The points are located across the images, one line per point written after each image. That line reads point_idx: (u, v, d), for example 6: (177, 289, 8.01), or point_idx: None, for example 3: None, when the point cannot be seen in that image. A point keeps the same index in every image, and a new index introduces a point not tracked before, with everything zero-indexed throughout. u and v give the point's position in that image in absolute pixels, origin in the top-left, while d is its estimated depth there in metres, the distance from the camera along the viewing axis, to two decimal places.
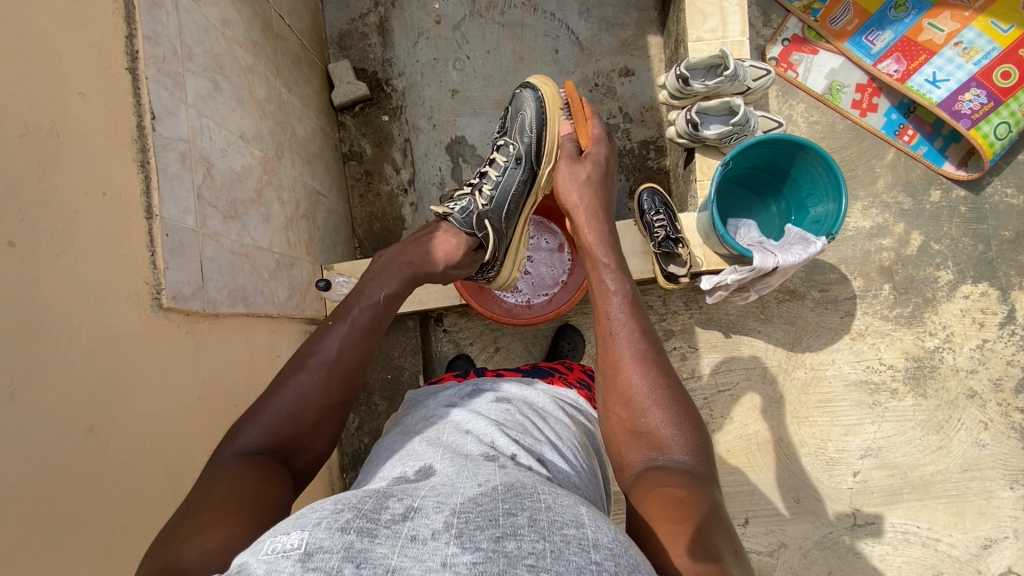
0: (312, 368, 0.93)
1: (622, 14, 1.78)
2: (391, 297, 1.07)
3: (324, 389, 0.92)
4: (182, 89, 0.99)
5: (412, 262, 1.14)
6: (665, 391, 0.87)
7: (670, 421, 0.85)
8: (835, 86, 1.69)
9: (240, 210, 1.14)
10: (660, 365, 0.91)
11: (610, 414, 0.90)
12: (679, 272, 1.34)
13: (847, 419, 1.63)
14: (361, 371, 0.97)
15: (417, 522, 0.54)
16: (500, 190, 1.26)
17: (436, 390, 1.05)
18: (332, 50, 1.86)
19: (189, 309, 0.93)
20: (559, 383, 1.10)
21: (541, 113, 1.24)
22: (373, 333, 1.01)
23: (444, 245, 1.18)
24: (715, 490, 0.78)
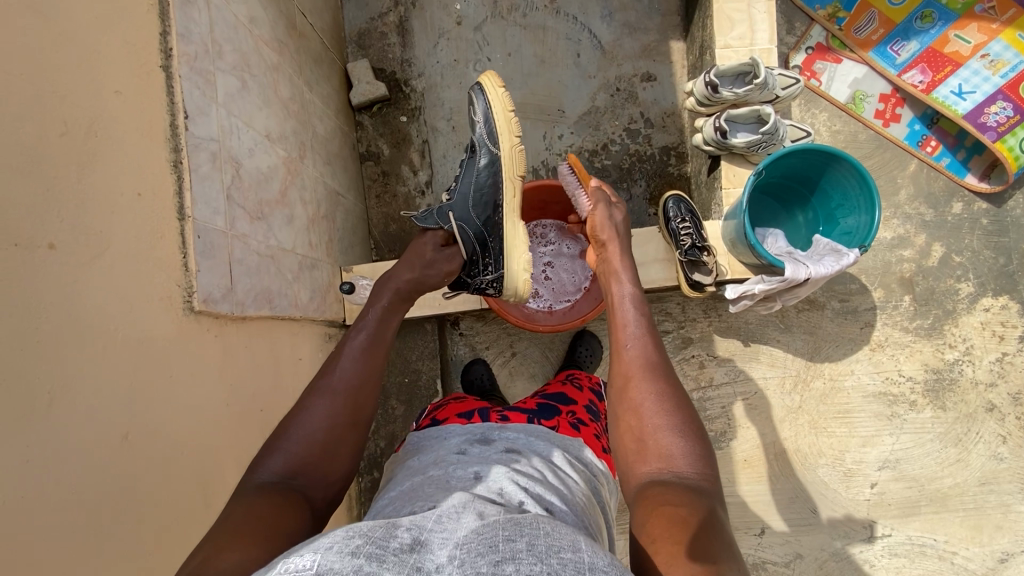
0: (321, 392, 0.95)
1: (645, 18, 1.77)
2: (384, 313, 1.10)
3: (335, 410, 0.93)
4: (213, 88, 0.97)
5: (395, 280, 1.15)
6: (670, 408, 0.87)
7: (677, 436, 0.84)
8: (858, 96, 1.69)
9: (266, 211, 1.12)
10: (664, 378, 0.92)
11: (620, 433, 0.90)
12: (704, 280, 1.33)
13: (865, 430, 1.62)
14: (370, 388, 0.99)
15: (423, 555, 0.53)
16: (464, 184, 1.21)
17: (436, 434, 0.95)
18: (350, 49, 1.84)
19: (219, 313, 0.91)
20: (569, 428, 1.01)
21: (483, 105, 1.19)
22: (375, 348, 1.04)
23: (418, 253, 1.18)
24: (721, 510, 0.76)
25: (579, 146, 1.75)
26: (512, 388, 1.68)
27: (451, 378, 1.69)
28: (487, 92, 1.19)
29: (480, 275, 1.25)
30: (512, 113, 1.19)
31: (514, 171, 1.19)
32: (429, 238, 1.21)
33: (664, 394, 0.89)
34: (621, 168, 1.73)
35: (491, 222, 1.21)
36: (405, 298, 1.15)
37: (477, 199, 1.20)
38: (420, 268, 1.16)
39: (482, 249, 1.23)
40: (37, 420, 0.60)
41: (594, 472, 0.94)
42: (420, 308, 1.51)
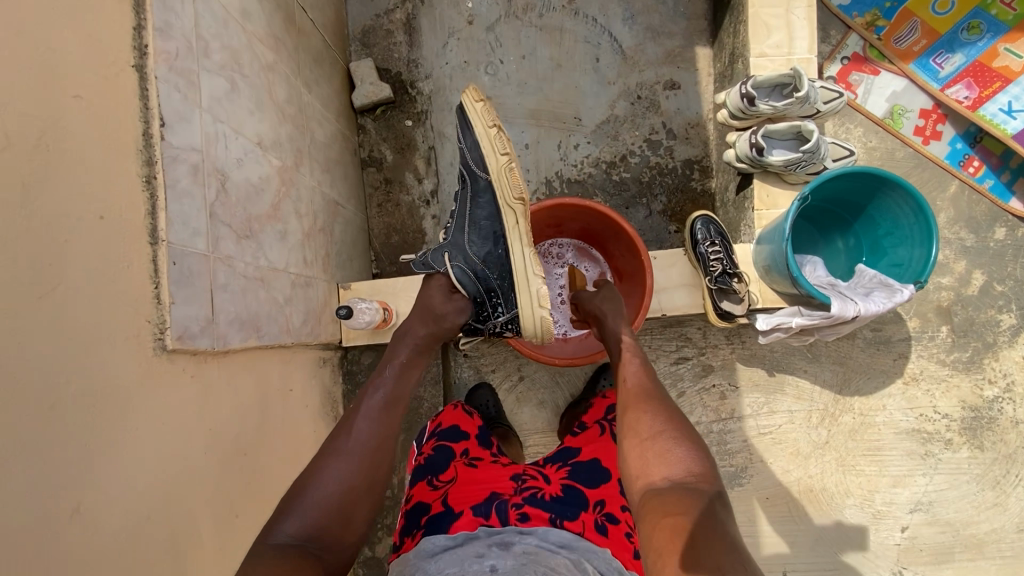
0: (338, 453, 0.91)
1: (669, 22, 1.65)
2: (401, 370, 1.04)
3: (351, 472, 0.90)
4: (196, 90, 0.85)
5: (411, 336, 1.08)
6: (666, 421, 0.86)
7: (680, 446, 0.82)
8: (897, 111, 1.58)
9: (256, 228, 1.00)
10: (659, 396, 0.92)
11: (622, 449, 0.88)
12: (734, 310, 1.23)
13: (897, 470, 1.51)
14: (387, 448, 0.96)
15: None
16: (462, 217, 1.12)
17: (447, 542, 0.88)
18: (353, 47, 1.73)
19: (197, 349, 0.79)
20: (591, 528, 0.94)
21: (465, 128, 1.09)
22: (392, 409, 1.00)
23: (430, 305, 1.11)
24: (728, 518, 0.73)
25: (596, 157, 1.63)
26: (519, 415, 1.56)
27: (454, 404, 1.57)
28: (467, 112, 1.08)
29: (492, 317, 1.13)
30: (495, 126, 1.07)
31: (511, 191, 1.06)
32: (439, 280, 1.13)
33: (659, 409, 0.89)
34: (640, 181, 1.62)
35: (490, 258, 1.10)
36: (422, 352, 1.09)
37: (477, 233, 1.10)
38: (434, 323, 1.10)
39: (489, 287, 1.11)
40: None
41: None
42: None
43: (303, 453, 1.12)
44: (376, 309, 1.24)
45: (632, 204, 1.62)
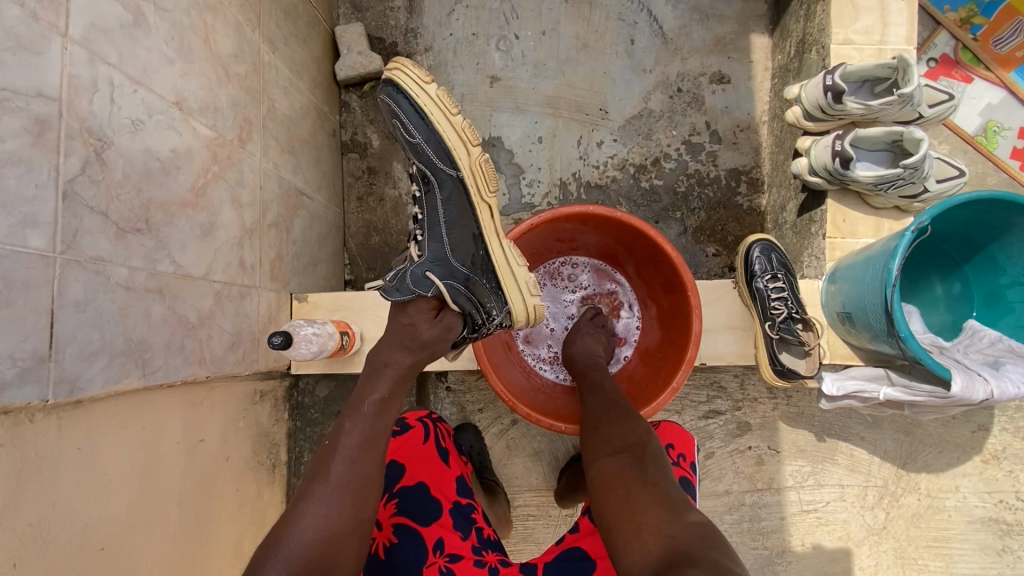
0: (315, 500, 0.71)
1: (721, 3, 1.37)
2: (382, 405, 0.78)
3: (335, 520, 0.70)
4: (59, 11, 0.57)
5: (394, 365, 0.81)
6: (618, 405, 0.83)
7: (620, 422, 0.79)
8: (991, 127, 1.30)
9: (160, 219, 0.72)
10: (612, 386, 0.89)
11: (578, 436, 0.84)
12: (797, 366, 0.95)
13: (967, 567, 1.23)
14: (376, 486, 0.75)
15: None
16: (430, 218, 0.85)
17: None
18: (341, 9, 1.45)
19: (9, 404, 0.52)
20: None
21: (412, 113, 0.79)
22: (376, 445, 0.76)
23: (414, 330, 0.82)
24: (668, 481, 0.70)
25: (623, 158, 1.35)
26: (509, 466, 1.28)
27: None
28: (407, 91, 0.79)
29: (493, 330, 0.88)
30: (435, 85, 0.80)
31: (486, 188, 0.83)
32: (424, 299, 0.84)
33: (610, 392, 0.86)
34: (674, 192, 1.34)
35: (481, 259, 0.84)
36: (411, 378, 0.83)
37: (456, 232, 0.84)
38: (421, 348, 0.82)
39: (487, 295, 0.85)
40: None
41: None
42: None
43: (214, 524, 0.84)
44: (330, 333, 0.96)
45: (663, 219, 1.33)
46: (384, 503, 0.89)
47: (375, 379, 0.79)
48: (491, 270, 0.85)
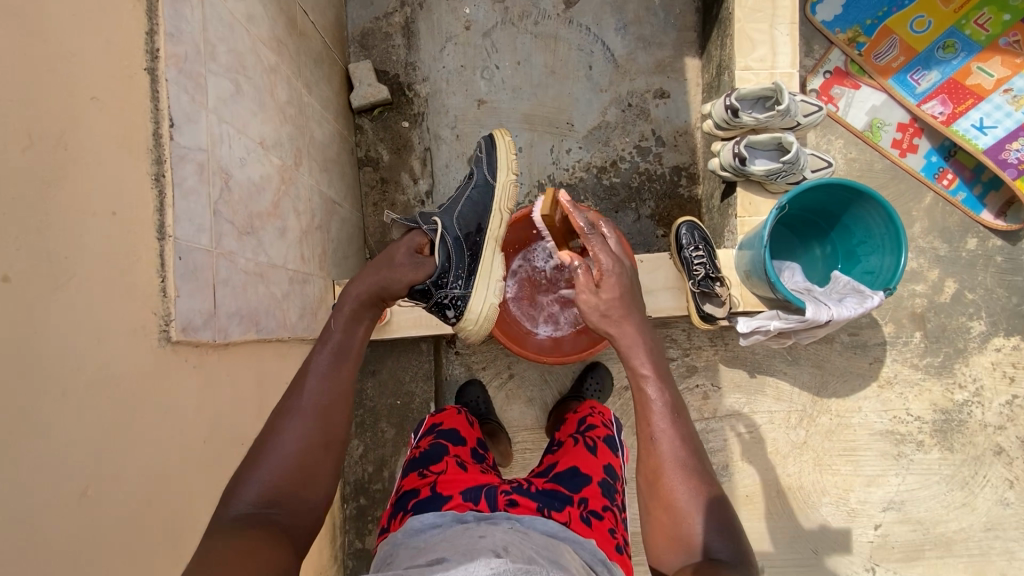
0: (292, 413, 0.87)
1: (660, 33, 1.71)
2: (347, 324, 0.98)
3: (308, 431, 0.86)
4: (203, 92, 0.89)
5: (359, 288, 1.02)
6: (699, 490, 0.82)
7: (713, 528, 0.79)
8: (876, 124, 1.64)
9: (256, 225, 1.04)
10: (698, 467, 0.84)
11: (651, 518, 0.83)
12: (716, 312, 1.28)
13: (871, 469, 1.56)
14: (344, 402, 0.91)
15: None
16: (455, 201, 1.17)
17: (440, 520, 0.86)
18: (352, 49, 1.76)
19: (199, 341, 0.83)
20: (579, 521, 0.90)
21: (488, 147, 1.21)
22: (342, 363, 0.95)
23: (388, 256, 1.05)
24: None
25: (587, 162, 1.68)
26: (508, 412, 1.60)
27: (444, 400, 1.61)
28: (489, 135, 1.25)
29: (447, 287, 1.08)
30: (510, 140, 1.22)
31: (505, 201, 1.17)
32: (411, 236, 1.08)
33: (689, 469, 0.84)
34: (629, 187, 1.67)
35: (473, 240, 1.13)
36: (375, 303, 1.02)
37: (465, 214, 1.14)
38: (385, 270, 1.03)
39: (459, 257, 1.10)
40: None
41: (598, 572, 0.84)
42: (416, 327, 1.43)
43: None
44: None
45: (621, 209, 1.67)
46: (422, 438, 1.11)
47: (343, 303, 1.00)
48: (473, 249, 1.12)
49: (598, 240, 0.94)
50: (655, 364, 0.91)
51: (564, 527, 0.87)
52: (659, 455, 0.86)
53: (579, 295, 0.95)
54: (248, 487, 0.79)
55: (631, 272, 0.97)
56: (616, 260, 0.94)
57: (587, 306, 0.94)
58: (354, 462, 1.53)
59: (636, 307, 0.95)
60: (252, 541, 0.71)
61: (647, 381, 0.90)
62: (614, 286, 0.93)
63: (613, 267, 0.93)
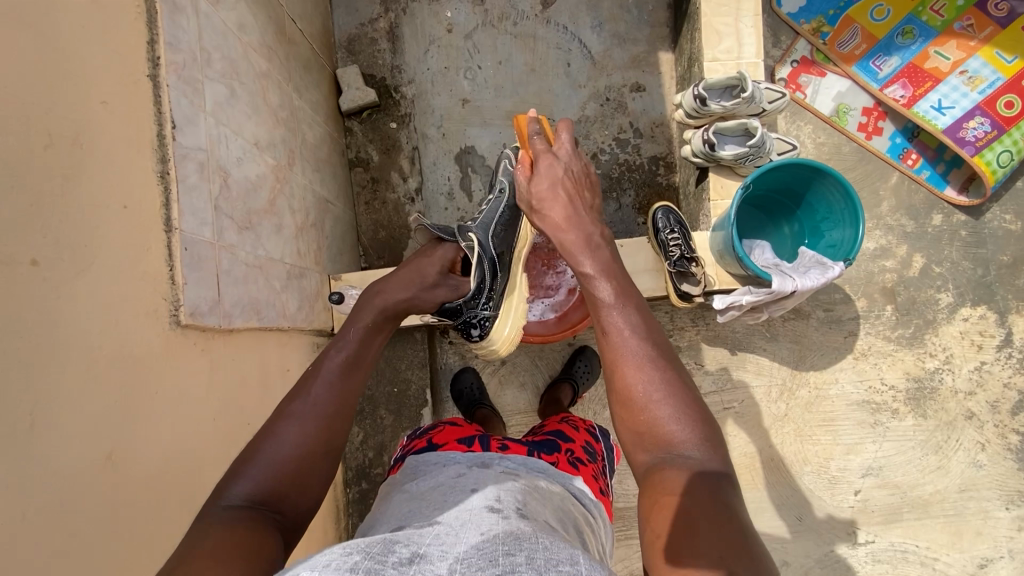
0: (292, 416, 0.86)
1: (634, 29, 1.78)
2: (364, 333, 1.00)
3: (308, 436, 0.84)
4: (201, 97, 0.95)
5: (383, 297, 1.06)
6: (667, 386, 0.83)
7: (676, 416, 0.80)
8: (842, 109, 1.72)
9: (255, 221, 1.11)
10: (662, 361, 0.86)
11: (617, 414, 0.86)
12: (693, 291, 1.35)
13: (849, 438, 1.64)
14: (345, 417, 0.91)
15: (420, 567, 0.58)
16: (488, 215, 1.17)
17: (443, 459, 0.92)
18: (339, 54, 1.83)
19: (205, 326, 0.89)
20: (566, 465, 0.98)
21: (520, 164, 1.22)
22: (354, 372, 0.95)
23: (421, 272, 1.11)
24: (735, 494, 0.72)
25: None
26: (502, 397, 1.67)
27: (440, 387, 1.67)
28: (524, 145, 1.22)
29: (477, 308, 1.14)
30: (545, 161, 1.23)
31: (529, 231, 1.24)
32: (443, 250, 1.14)
33: (651, 361, 0.85)
34: (610, 177, 1.74)
35: (503, 261, 1.17)
36: (390, 317, 1.05)
37: (498, 233, 1.16)
38: (415, 288, 1.08)
39: (492, 278, 1.13)
40: (24, 439, 0.59)
41: (585, 505, 0.91)
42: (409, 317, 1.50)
43: None
44: None
45: (603, 199, 1.74)
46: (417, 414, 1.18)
47: (361, 313, 1.02)
48: (505, 270, 1.18)
49: (538, 142, 1.14)
50: (600, 263, 0.98)
51: (553, 467, 0.95)
52: (619, 351, 0.87)
53: (521, 190, 1.13)
54: (239, 482, 0.77)
55: (570, 164, 1.12)
56: (553, 156, 1.11)
57: (526, 201, 1.11)
58: (355, 449, 1.60)
59: (570, 194, 1.08)
60: (243, 526, 0.70)
61: (594, 279, 0.96)
62: (545, 177, 1.09)
63: (552, 161, 1.11)
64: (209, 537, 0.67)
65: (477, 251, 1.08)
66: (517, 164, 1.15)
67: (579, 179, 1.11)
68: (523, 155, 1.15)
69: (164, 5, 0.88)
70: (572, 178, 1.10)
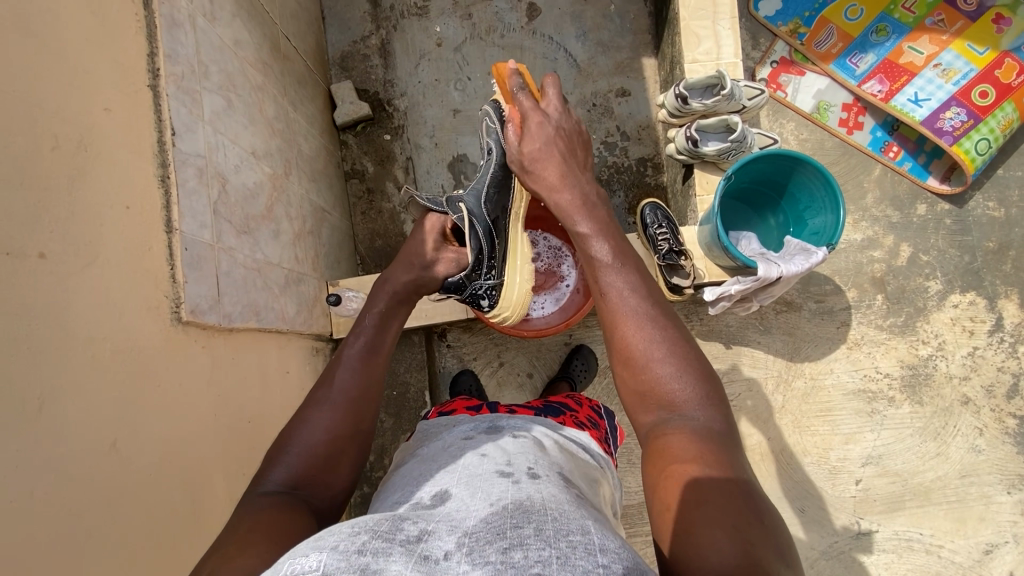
0: (320, 404, 0.92)
1: (617, 37, 1.84)
2: (380, 321, 1.06)
3: (336, 421, 0.90)
4: (199, 106, 1.00)
5: (393, 284, 1.11)
6: (667, 343, 0.85)
7: (676, 374, 0.83)
8: (823, 106, 1.77)
9: (253, 226, 1.14)
10: (661, 317, 0.88)
11: (621, 373, 0.88)
12: (683, 283, 1.39)
13: (848, 427, 1.65)
14: (371, 400, 0.96)
15: (429, 544, 0.55)
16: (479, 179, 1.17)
17: (450, 421, 0.99)
18: (333, 71, 1.89)
19: (206, 323, 0.92)
20: (572, 423, 1.05)
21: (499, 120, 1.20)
22: (373, 358, 1.01)
23: (416, 252, 1.14)
24: (737, 453, 0.74)
25: None
26: (501, 398, 1.68)
27: (439, 391, 1.69)
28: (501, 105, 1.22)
29: (480, 279, 1.14)
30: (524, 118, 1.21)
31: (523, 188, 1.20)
32: (433, 221, 1.18)
33: (651, 319, 0.87)
34: (600, 179, 1.79)
35: (500, 225, 1.15)
36: (403, 303, 1.11)
37: (491, 199, 1.16)
38: (418, 270, 1.13)
39: (490, 247, 1.13)
40: (30, 421, 0.63)
41: (592, 455, 0.98)
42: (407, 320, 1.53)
43: None
44: None
45: None
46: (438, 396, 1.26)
47: (376, 300, 1.09)
48: (502, 236, 1.16)
49: (524, 99, 1.13)
50: (596, 222, 1.02)
51: (558, 425, 1.01)
52: (618, 311, 0.89)
53: (510, 150, 1.14)
54: (277, 471, 0.83)
55: (560, 122, 1.13)
56: (540, 112, 1.11)
57: (516, 160, 1.13)
58: None
59: (561, 152, 1.10)
60: (261, 514, 0.72)
61: (590, 237, 1.00)
62: (537, 137, 1.10)
63: (540, 111, 1.12)
64: (246, 518, 0.72)
65: (468, 219, 1.09)
66: (506, 125, 1.16)
67: (569, 135, 1.13)
68: (511, 113, 1.16)
69: (163, 20, 0.93)
70: (562, 136, 1.12)
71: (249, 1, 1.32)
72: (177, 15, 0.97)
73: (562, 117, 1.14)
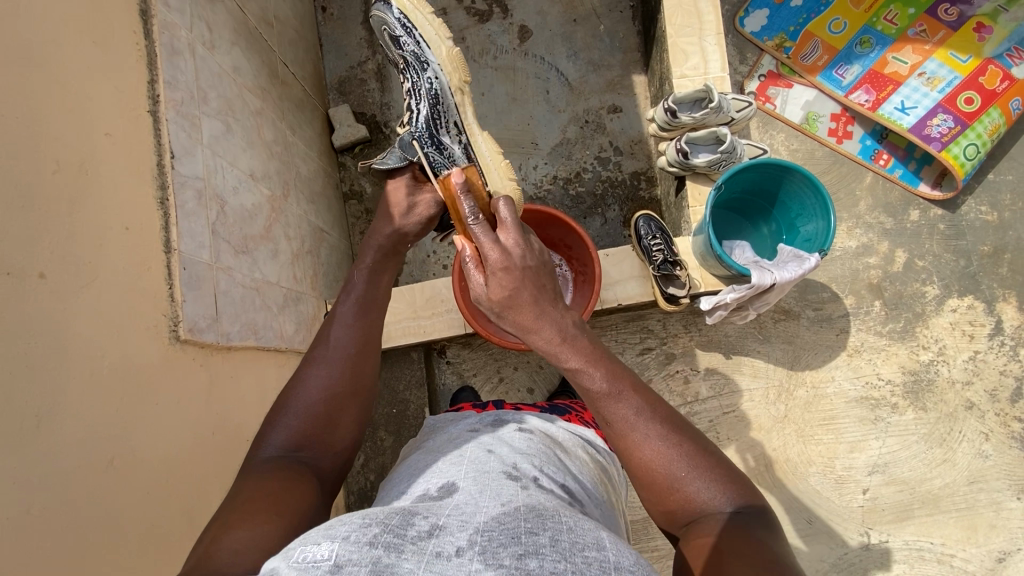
0: (317, 362, 0.90)
1: (607, 56, 1.88)
2: (372, 274, 1.01)
3: (332, 378, 0.89)
4: (198, 130, 1.02)
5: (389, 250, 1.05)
6: (686, 455, 0.78)
7: (703, 478, 0.76)
8: (811, 116, 1.80)
9: (251, 246, 1.16)
10: (673, 424, 0.80)
11: (645, 494, 0.80)
12: (678, 293, 1.40)
13: (852, 436, 1.63)
14: (366, 350, 0.94)
15: (441, 540, 0.53)
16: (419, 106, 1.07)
17: (455, 416, 0.99)
18: (331, 95, 1.93)
19: (204, 341, 0.93)
20: (578, 420, 1.05)
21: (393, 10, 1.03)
22: (369, 312, 0.98)
23: (393, 200, 1.04)
24: (776, 539, 0.70)
25: (553, 175, 1.83)
26: None
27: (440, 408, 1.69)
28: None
29: None
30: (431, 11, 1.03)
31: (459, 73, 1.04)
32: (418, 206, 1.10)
33: (664, 436, 0.78)
34: (594, 194, 1.81)
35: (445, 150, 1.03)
36: (395, 255, 1.05)
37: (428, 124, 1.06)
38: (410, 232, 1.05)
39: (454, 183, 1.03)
40: (29, 436, 0.63)
41: (597, 452, 0.98)
42: (405, 337, 1.54)
43: None
44: None
45: (589, 214, 1.81)
46: None
47: (365, 254, 1.03)
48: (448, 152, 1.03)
49: (478, 231, 0.83)
50: (585, 352, 0.80)
51: (565, 422, 1.02)
52: (628, 441, 0.79)
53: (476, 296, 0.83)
54: (275, 433, 0.83)
55: (526, 259, 0.81)
56: (503, 253, 0.80)
57: (485, 307, 0.83)
58: (357, 473, 1.61)
59: (538, 295, 0.80)
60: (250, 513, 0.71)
61: (581, 371, 0.79)
62: (504, 279, 0.79)
63: (501, 262, 0.80)
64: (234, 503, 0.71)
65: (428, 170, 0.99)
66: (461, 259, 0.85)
67: (543, 269, 0.82)
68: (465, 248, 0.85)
69: (163, 49, 0.96)
70: (533, 275, 0.81)
71: (248, 30, 1.36)
72: (176, 44, 1.01)
73: (545, 269, 0.83)
